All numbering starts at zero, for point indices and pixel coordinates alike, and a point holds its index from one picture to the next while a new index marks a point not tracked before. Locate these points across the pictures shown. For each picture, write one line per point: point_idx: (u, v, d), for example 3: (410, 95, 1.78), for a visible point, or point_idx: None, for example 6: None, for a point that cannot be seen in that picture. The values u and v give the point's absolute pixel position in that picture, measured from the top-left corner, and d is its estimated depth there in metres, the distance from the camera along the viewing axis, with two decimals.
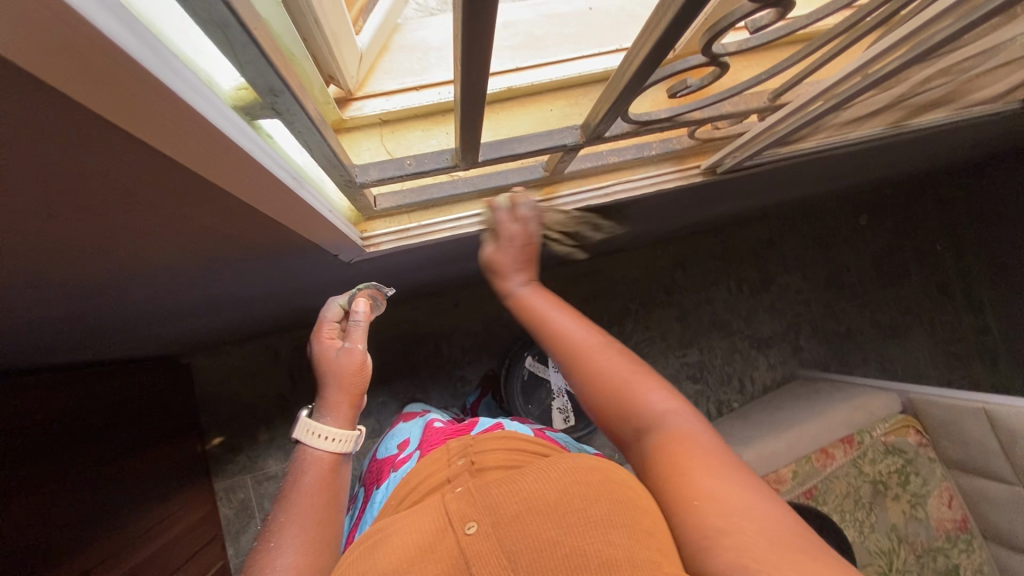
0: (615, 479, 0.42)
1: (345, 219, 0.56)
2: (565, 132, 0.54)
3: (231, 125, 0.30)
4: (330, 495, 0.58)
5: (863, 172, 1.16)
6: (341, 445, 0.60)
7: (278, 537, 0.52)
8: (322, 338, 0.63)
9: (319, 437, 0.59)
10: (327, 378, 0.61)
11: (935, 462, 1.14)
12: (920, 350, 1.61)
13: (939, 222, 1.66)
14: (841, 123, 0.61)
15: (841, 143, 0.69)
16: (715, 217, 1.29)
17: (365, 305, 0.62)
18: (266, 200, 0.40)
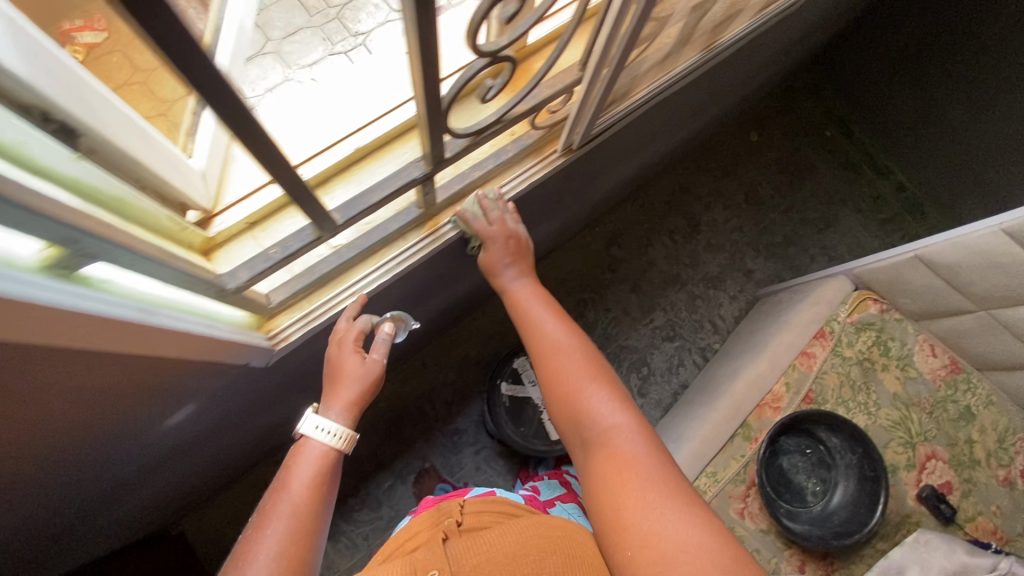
0: (569, 535, 0.57)
1: (239, 328, 0.57)
2: (410, 166, 0.56)
3: (47, 282, 0.33)
4: (325, 499, 0.56)
5: (724, 95, 1.22)
6: (337, 446, 0.59)
7: (263, 529, 0.51)
8: (342, 338, 0.63)
9: (322, 431, 0.58)
10: (339, 381, 0.61)
11: (903, 321, 1.17)
12: (855, 228, 1.69)
13: (820, 111, 1.77)
14: (656, 63, 0.66)
15: (667, 83, 0.74)
16: (619, 186, 1.33)
17: (391, 327, 0.65)
18: (138, 338, 0.41)
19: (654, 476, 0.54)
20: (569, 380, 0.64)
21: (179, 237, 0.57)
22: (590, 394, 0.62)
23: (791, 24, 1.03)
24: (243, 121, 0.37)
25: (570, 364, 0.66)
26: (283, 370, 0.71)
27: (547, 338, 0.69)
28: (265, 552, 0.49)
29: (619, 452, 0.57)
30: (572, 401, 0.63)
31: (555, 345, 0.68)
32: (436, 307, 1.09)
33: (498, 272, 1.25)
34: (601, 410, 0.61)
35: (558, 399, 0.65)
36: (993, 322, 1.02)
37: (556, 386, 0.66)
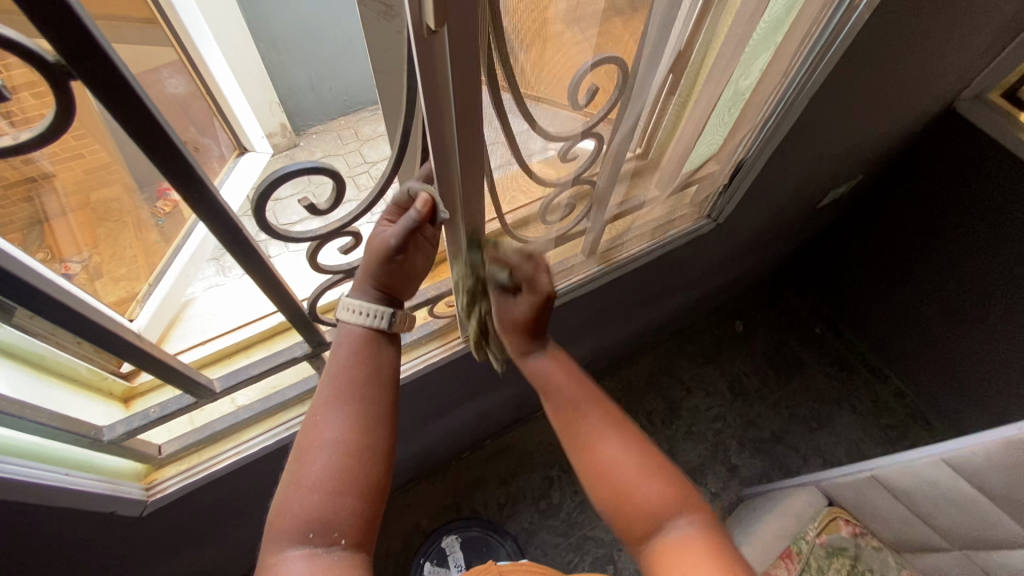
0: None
1: (110, 477, 0.61)
2: (295, 345, 0.67)
3: None
4: (391, 362, 0.53)
5: (683, 289, 1.29)
6: (375, 326, 0.52)
7: (325, 413, 0.47)
8: (382, 219, 0.53)
9: (353, 312, 0.52)
10: (367, 254, 0.52)
11: (883, 551, 1.04)
12: (852, 431, 1.59)
13: (807, 308, 1.80)
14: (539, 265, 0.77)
15: (568, 290, 0.86)
16: (586, 363, 1.37)
17: (419, 206, 0.49)
18: None
19: (716, 564, 0.45)
20: (609, 461, 0.49)
21: (96, 386, 0.65)
22: (632, 472, 0.49)
23: (729, 240, 1.14)
24: (95, 319, 0.46)
25: (604, 428, 0.51)
26: (163, 524, 0.72)
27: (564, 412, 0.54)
28: (326, 437, 0.46)
29: (683, 549, 0.45)
30: (606, 479, 0.49)
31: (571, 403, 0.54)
32: None
33: (448, 436, 1.24)
34: (649, 496, 0.48)
35: (587, 477, 0.50)
36: (974, 568, 0.89)
37: (584, 468, 0.50)
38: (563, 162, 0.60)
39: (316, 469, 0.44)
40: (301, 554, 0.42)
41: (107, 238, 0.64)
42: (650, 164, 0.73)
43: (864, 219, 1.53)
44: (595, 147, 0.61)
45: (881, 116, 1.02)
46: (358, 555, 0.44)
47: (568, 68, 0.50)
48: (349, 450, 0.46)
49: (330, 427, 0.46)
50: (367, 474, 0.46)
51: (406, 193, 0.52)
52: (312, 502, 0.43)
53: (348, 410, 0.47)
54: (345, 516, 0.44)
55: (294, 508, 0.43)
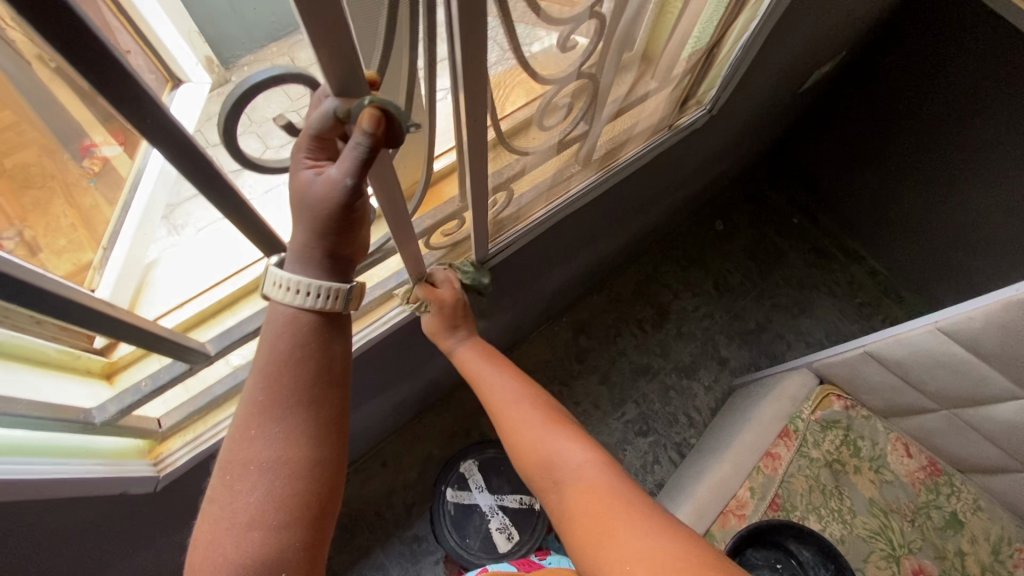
0: (579, 516, 0.52)
1: (112, 458, 0.57)
2: None
3: None
4: (339, 353, 0.48)
5: (670, 192, 1.25)
6: (331, 308, 0.46)
7: (258, 431, 0.44)
8: (304, 156, 0.41)
9: (291, 292, 0.44)
10: (310, 213, 0.41)
11: (872, 418, 1.11)
12: (831, 313, 1.67)
13: (785, 199, 1.80)
14: (534, 178, 0.71)
15: (566, 204, 0.82)
16: (577, 279, 1.35)
17: (365, 127, 0.36)
18: None
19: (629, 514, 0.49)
20: (523, 420, 0.64)
21: (71, 366, 0.58)
22: (563, 450, 0.59)
23: (718, 132, 1.09)
24: (56, 290, 0.39)
25: (539, 421, 0.64)
26: (181, 493, 0.69)
27: (495, 391, 0.69)
28: (263, 458, 0.44)
29: (605, 506, 0.51)
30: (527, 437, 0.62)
31: (509, 390, 0.69)
32: (379, 406, 1.08)
33: (450, 368, 1.23)
34: (560, 450, 0.59)
35: (512, 438, 0.65)
36: (958, 422, 0.97)
37: (506, 426, 0.66)
38: (560, 54, 0.53)
39: (254, 498, 0.43)
40: None
41: (37, 209, 0.53)
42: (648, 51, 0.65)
43: (843, 101, 1.49)
44: (595, 32, 0.53)
45: None
46: None
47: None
48: (292, 470, 0.45)
49: (268, 446, 0.44)
50: (312, 492, 0.45)
51: (326, 116, 0.39)
52: (253, 539, 0.42)
53: (288, 424, 0.45)
54: (288, 546, 0.43)
55: (230, 546, 0.42)
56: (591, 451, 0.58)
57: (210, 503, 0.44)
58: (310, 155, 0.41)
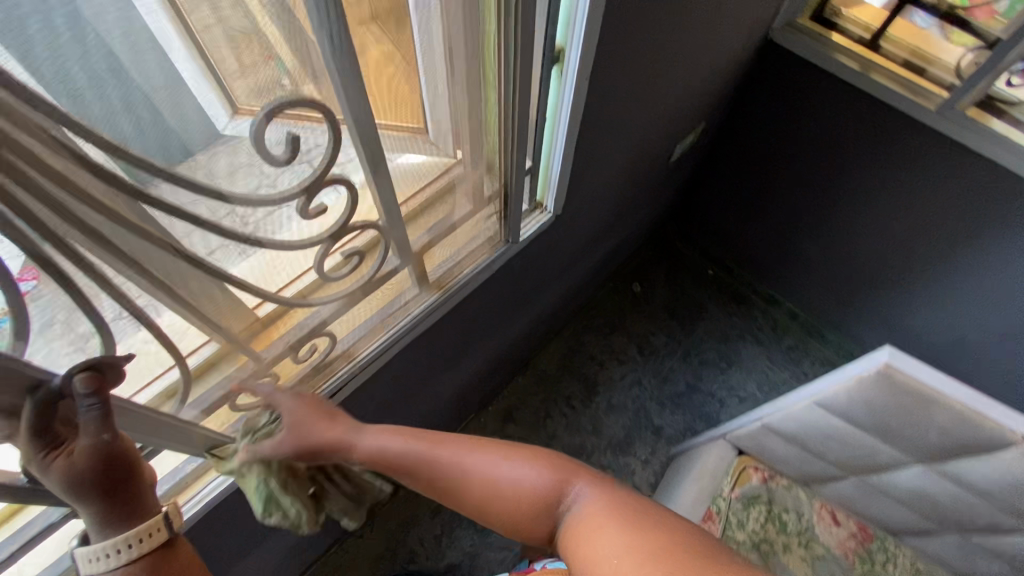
0: (568, 541, 0.51)
1: None
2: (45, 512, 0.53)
3: None
4: None
5: (560, 274, 1.24)
6: (146, 546, 0.47)
7: None
8: (36, 450, 0.42)
9: (101, 560, 0.45)
10: (71, 491, 0.43)
11: (793, 487, 1.06)
12: (760, 362, 1.65)
13: (696, 252, 1.82)
14: (351, 319, 0.68)
15: (404, 332, 0.76)
16: (484, 372, 1.30)
17: (94, 394, 0.42)
18: None
19: (609, 516, 0.50)
20: (480, 472, 0.57)
21: None
22: (520, 476, 0.56)
23: (586, 216, 1.09)
24: None
25: (497, 459, 0.57)
26: None
27: (441, 444, 0.60)
28: None
29: (589, 522, 0.51)
30: (484, 483, 0.56)
31: (457, 450, 0.59)
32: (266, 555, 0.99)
33: None
34: (530, 481, 0.56)
35: (477, 493, 0.57)
36: (870, 489, 0.92)
37: (468, 486, 0.57)
38: (309, 221, 0.50)
39: None
40: None
41: None
42: (440, 183, 0.63)
43: (723, 161, 1.53)
44: (346, 194, 0.51)
45: (697, 65, 0.97)
46: None
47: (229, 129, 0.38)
48: None
49: None
50: None
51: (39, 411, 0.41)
52: None
53: None
54: None
55: None
56: (564, 472, 0.57)
57: None
58: (43, 443, 0.42)
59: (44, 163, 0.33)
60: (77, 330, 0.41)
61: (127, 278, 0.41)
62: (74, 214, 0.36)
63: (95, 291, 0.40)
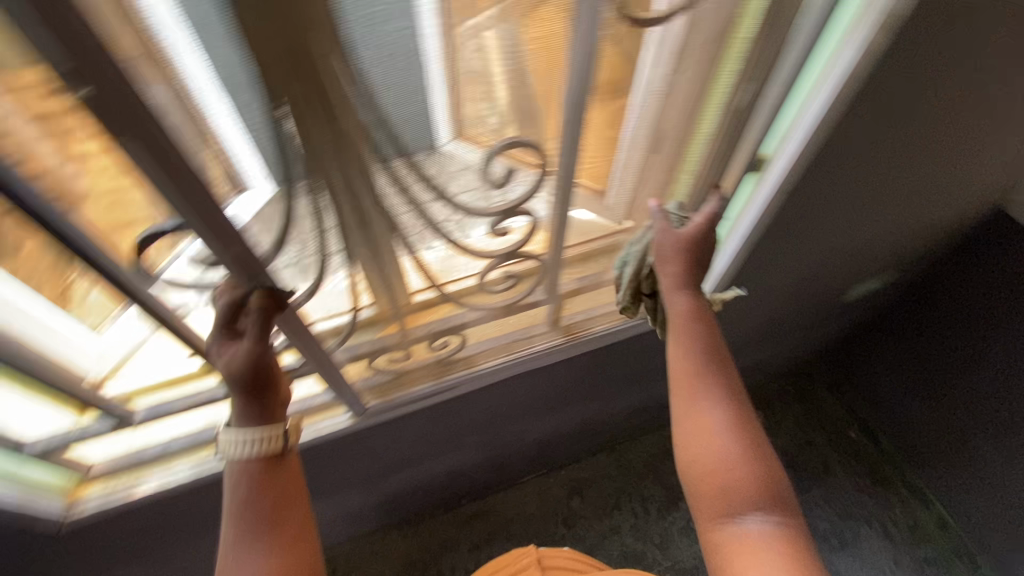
0: (719, 549, 0.54)
1: (36, 492, 0.65)
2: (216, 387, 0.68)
3: None
4: (291, 476, 0.58)
5: None
6: (269, 448, 0.57)
7: (241, 551, 0.53)
8: (217, 339, 0.54)
9: (239, 443, 0.56)
10: (235, 384, 0.55)
11: None
12: (880, 560, 1.39)
13: (842, 408, 1.62)
14: (484, 330, 0.75)
15: (522, 359, 0.82)
16: (572, 434, 1.29)
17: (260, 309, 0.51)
18: None
19: (777, 562, 0.51)
20: (698, 423, 0.58)
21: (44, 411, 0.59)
22: (727, 457, 0.56)
23: (731, 323, 1.05)
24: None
25: (716, 415, 0.58)
26: (96, 536, 0.75)
27: (692, 375, 0.60)
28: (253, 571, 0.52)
29: (754, 548, 0.52)
30: (690, 435, 0.58)
31: (690, 391, 0.59)
32: (328, 507, 1.08)
33: (416, 490, 1.21)
34: (733, 468, 0.56)
35: (681, 438, 0.59)
36: None
37: (678, 422, 0.60)
38: (496, 235, 0.59)
39: None
40: None
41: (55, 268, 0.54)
42: (608, 240, 0.69)
43: (905, 322, 1.36)
44: (534, 220, 0.59)
45: (908, 214, 0.91)
46: None
47: (481, 141, 0.48)
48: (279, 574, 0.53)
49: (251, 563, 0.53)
50: None
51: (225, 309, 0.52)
52: None
53: (263, 542, 0.54)
54: None
55: None
56: (768, 485, 0.56)
57: None
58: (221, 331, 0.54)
59: (371, 131, 0.42)
60: (311, 267, 0.51)
61: (296, 233, 0.47)
62: (359, 175, 0.45)
63: (265, 228, 0.45)
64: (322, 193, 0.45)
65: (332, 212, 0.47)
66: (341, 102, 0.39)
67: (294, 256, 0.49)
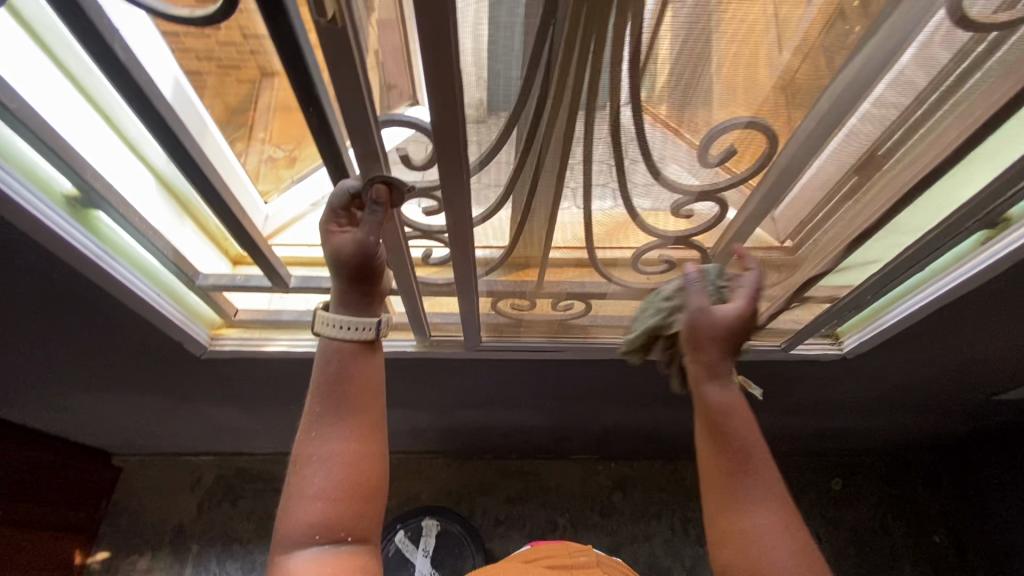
0: None
1: (192, 319, 0.74)
2: None
3: (57, 204, 0.52)
4: (375, 368, 0.56)
5: (782, 411, 1.11)
6: (367, 336, 0.54)
7: (318, 427, 0.53)
8: (329, 224, 0.53)
9: (338, 326, 0.54)
10: (338, 270, 0.53)
11: None
12: None
13: (934, 506, 1.43)
14: (613, 304, 0.73)
15: None
16: (639, 432, 1.27)
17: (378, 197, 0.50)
18: (88, 271, 0.58)
19: None
20: (744, 537, 0.49)
21: (217, 243, 0.71)
22: None
23: (859, 382, 0.95)
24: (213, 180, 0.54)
25: (770, 527, 0.49)
26: (222, 370, 0.85)
27: (737, 473, 0.51)
28: (326, 450, 0.52)
29: None
30: (738, 549, 0.49)
31: (739, 493, 0.50)
32: (400, 415, 1.15)
33: (477, 429, 1.25)
34: None
35: (724, 553, 0.49)
36: None
37: (719, 532, 0.50)
38: (673, 215, 0.58)
39: (317, 482, 0.51)
40: (308, 551, 0.50)
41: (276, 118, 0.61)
42: (773, 256, 0.66)
43: None
44: (718, 212, 0.57)
45: None
46: (362, 545, 0.52)
47: (710, 106, 0.47)
48: (348, 460, 0.52)
49: (326, 441, 0.52)
50: (369, 475, 0.52)
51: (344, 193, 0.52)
52: (314, 509, 0.50)
53: (343, 424, 0.53)
54: (345, 520, 0.51)
55: (299, 520, 0.50)
56: None
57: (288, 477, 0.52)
58: (335, 214, 0.52)
59: (615, 66, 0.43)
60: (498, 185, 0.54)
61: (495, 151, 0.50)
62: (582, 106, 0.46)
63: (477, 138, 0.48)
64: (543, 113, 0.47)
65: (542, 134, 0.49)
66: (605, 28, 0.41)
67: (492, 169, 0.52)
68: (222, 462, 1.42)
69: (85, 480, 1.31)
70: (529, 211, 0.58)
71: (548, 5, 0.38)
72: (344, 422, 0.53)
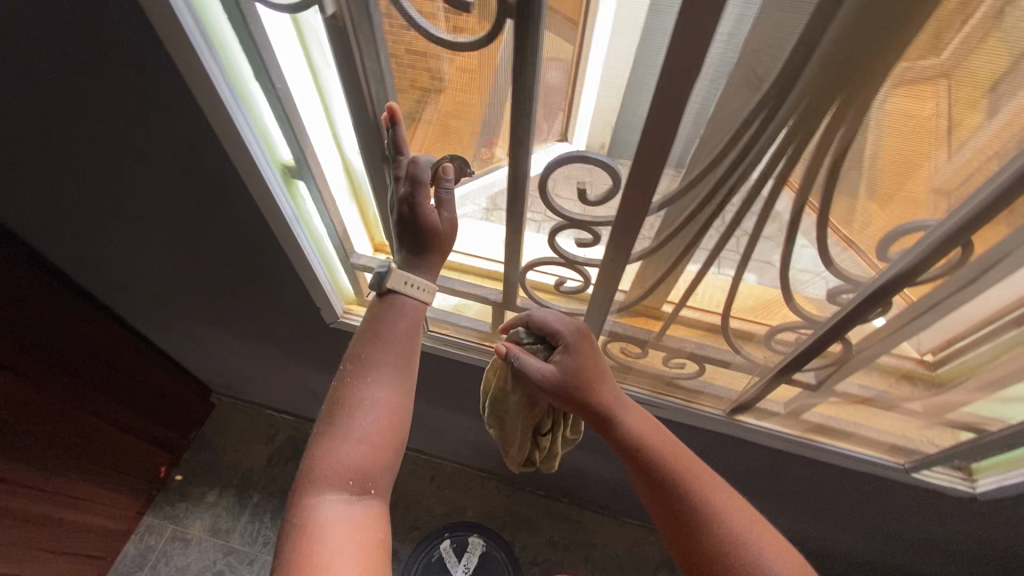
0: None
1: (336, 290, 0.83)
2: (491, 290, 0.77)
3: (275, 167, 0.62)
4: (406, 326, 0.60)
5: (876, 540, 1.00)
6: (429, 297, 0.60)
7: (364, 376, 0.57)
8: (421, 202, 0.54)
9: (415, 287, 0.59)
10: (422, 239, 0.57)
11: None
12: None
13: None
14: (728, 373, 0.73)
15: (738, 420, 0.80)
16: None
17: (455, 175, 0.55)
18: (277, 225, 0.69)
19: None
20: (703, 534, 0.55)
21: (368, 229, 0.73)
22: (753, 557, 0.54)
23: (981, 533, 0.84)
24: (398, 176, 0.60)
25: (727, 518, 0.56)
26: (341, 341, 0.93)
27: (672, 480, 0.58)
28: (368, 398, 0.56)
29: None
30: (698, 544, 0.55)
31: (688, 498, 0.57)
32: (473, 427, 1.18)
33: None
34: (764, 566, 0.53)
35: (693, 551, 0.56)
36: None
37: (683, 536, 0.57)
38: (826, 300, 0.57)
39: (360, 428, 0.55)
40: (339, 496, 0.53)
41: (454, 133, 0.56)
42: (917, 366, 0.62)
43: None
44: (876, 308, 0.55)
45: None
46: (379, 502, 0.55)
47: (906, 213, 0.45)
48: (389, 412, 0.56)
49: (371, 390, 0.56)
50: (398, 430, 0.56)
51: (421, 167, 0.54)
52: (354, 453, 0.54)
53: (389, 378, 0.57)
54: (374, 469, 0.54)
55: (337, 462, 0.53)
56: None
57: (324, 419, 0.56)
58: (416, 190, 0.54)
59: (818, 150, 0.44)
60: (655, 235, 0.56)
61: (669, 204, 0.52)
62: (770, 179, 0.47)
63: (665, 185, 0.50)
64: (730, 179, 0.48)
65: (720, 199, 0.50)
66: (823, 112, 0.41)
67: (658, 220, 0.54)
68: (298, 426, 1.52)
69: (188, 406, 1.46)
70: (678, 265, 0.59)
71: (775, 79, 0.40)
72: (385, 375, 0.57)
